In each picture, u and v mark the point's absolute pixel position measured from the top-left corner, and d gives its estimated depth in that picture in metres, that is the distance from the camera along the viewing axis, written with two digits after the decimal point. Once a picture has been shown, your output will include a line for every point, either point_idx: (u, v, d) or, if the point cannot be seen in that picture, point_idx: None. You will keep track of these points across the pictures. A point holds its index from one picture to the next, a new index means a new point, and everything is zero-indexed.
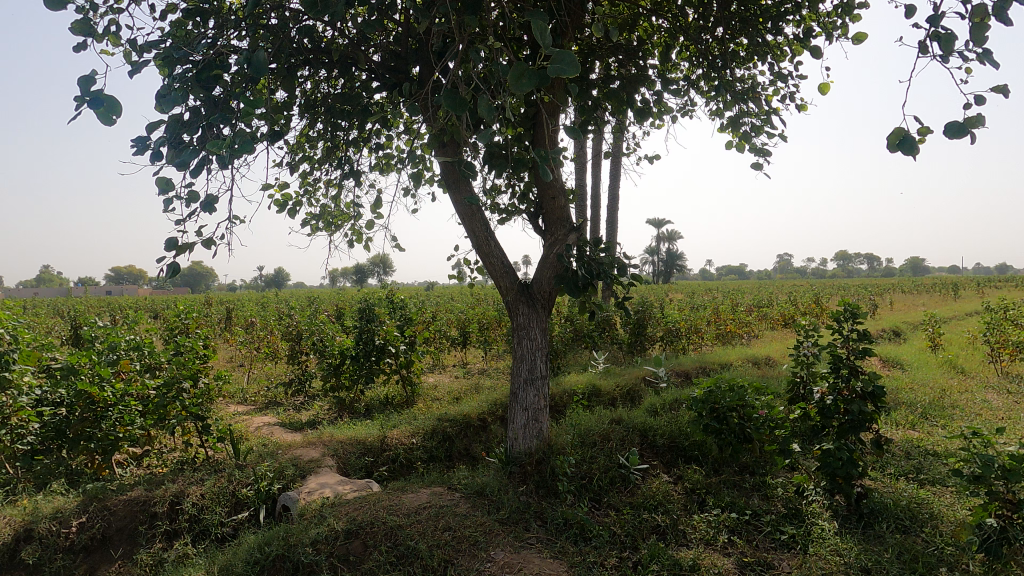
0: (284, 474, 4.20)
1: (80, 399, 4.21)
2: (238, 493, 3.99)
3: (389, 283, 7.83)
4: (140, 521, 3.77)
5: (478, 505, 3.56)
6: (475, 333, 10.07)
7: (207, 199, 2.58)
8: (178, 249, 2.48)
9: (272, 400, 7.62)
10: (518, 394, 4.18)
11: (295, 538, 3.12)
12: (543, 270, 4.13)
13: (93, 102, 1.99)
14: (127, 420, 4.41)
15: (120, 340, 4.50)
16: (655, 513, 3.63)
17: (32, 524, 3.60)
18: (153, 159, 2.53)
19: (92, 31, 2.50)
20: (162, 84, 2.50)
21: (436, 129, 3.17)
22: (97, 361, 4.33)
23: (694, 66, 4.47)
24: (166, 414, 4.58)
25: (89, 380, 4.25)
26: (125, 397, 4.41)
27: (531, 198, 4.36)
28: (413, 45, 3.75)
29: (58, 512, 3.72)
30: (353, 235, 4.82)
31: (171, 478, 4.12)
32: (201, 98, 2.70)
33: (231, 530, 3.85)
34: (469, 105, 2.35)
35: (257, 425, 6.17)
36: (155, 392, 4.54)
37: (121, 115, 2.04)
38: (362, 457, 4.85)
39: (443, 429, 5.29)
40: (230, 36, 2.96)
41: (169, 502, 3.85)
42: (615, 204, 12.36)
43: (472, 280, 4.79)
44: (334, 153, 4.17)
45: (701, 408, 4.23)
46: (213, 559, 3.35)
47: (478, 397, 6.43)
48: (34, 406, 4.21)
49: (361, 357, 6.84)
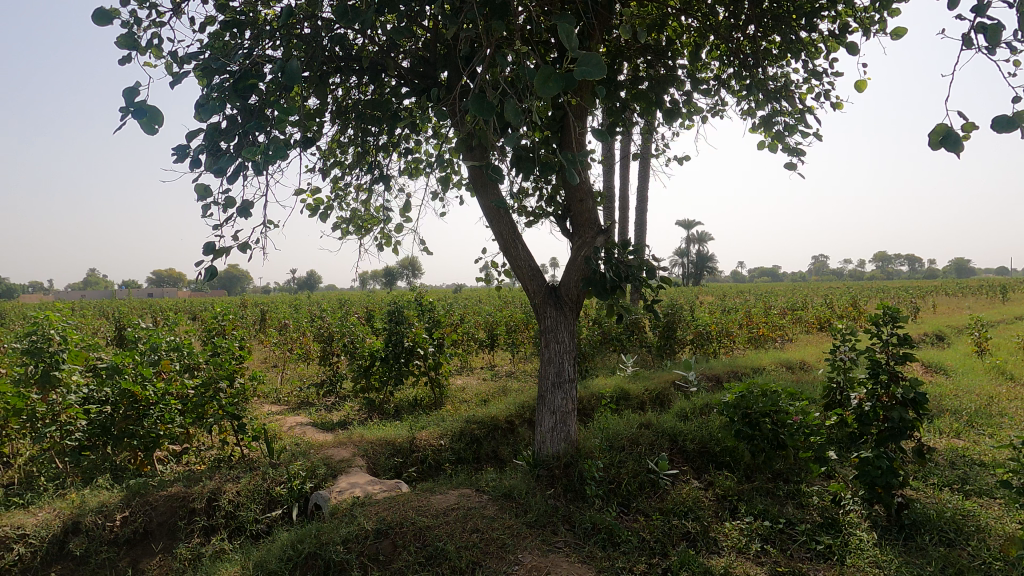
0: (316, 473, 4.27)
1: (124, 398, 4.38)
2: (272, 491, 4.09)
3: (418, 285, 7.91)
4: (180, 516, 3.88)
5: (506, 508, 3.57)
6: (504, 335, 10.13)
7: (243, 204, 2.66)
8: (216, 254, 2.57)
9: (305, 400, 7.81)
10: (545, 397, 4.16)
11: (326, 536, 3.16)
12: (571, 273, 4.11)
13: (137, 112, 2.07)
14: (168, 418, 4.52)
15: (160, 341, 4.65)
16: (685, 520, 3.57)
17: (78, 518, 3.73)
18: (192, 166, 2.62)
19: (137, 44, 2.62)
20: (201, 93, 2.59)
21: (465, 133, 3.19)
22: (140, 361, 4.50)
23: (725, 66, 4.38)
24: (204, 413, 4.71)
25: (133, 379, 4.42)
26: (166, 396, 4.53)
27: (559, 201, 4.35)
28: (442, 50, 3.79)
29: (103, 505, 3.85)
30: (383, 238, 4.89)
31: (209, 475, 4.25)
32: (238, 106, 2.78)
33: (266, 527, 3.93)
34: (497, 109, 2.35)
35: (290, 425, 6.30)
36: (194, 392, 4.67)
37: (162, 124, 2.12)
38: (391, 457, 4.90)
39: (471, 431, 5.32)
40: (266, 45, 3.06)
41: (206, 498, 3.95)
42: (644, 206, 12.22)
43: (499, 282, 4.83)
44: (365, 158, 4.24)
45: (733, 413, 4.14)
46: (248, 555, 3.42)
47: (506, 399, 6.42)
48: (80, 404, 4.36)
49: (391, 359, 6.91)
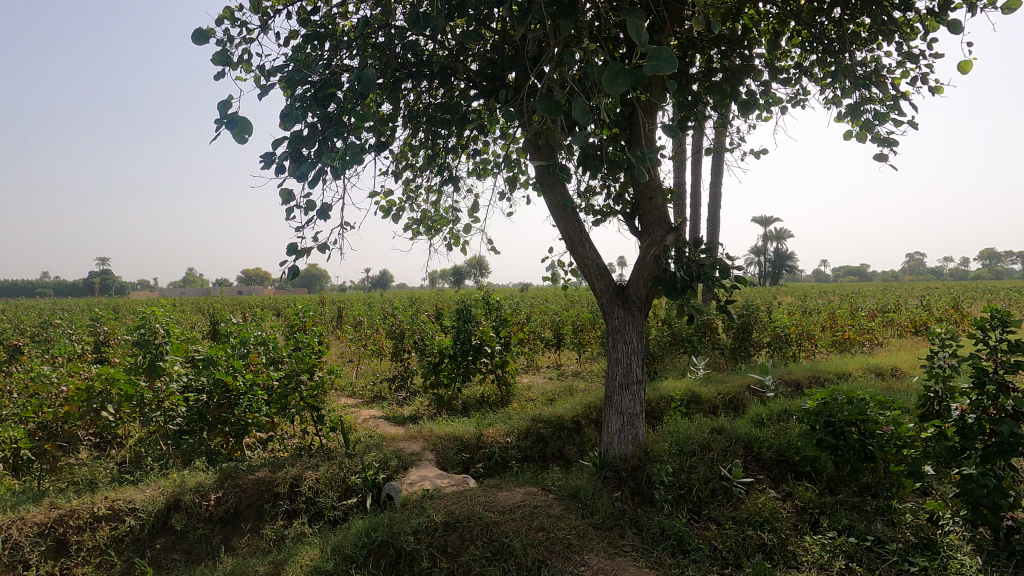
0: (388, 465, 4.43)
1: (217, 387, 4.75)
2: (348, 480, 4.29)
3: (485, 284, 8.04)
4: (266, 499, 4.15)
5: (572, 508, 3.55)
6: (570, 335, 10.09)
7: (323, 207, 2.82)
8: (298, 254, 2.72)
9: (378, 394, 8.13)
10: (613, 398, 4.11)
11: (398, 526, 3.27)
12: (639, 272, 4.03)
13: (230, 123, 2.24)
14: (256, 408, 4.85)
15: (249, 336, 5.07)
16: (761, 531, 3.41)
17: (178, 496, 4.04)
18: (277, 172, 2.80)
19: (229, 61, 2.83)
20: (286, 104, 2.76)
21: (533, 133, 3.20)
22: (231, 353, 4.91)
23: (807, 53, 4.13)
24: (287, 404, 5.01)
25: (225, 370, 4.79)
26: (254, 387, 4.87)
27: (627, 198, 4.27)
28: (510, 51, 3.82)
29: (200, 485, 4.16)
30: (451, 239, 5.01)
31: (291, 462, 4.52)
32: (318, 115, 2.94)
33: (342, 514, 4.13)
34: (564, 109, 2.35)
35: (365, 418, 6.59)
36: (278, 383, 4.99)
37: (251, 134, 2.28)
38: (459, 453, 5.00)
39: (537, 430, 5.34)
40: (344, 55, 3.21)
41: (289, 483, 4.21)
42: (718, 203, 11.76)
43: (566, 281, 4.82)
44: (435, 160, 4.35)
45: (814, 421, 3.90)
46: (326, 539, 3.61)
47: (572, 398, 6.40)
48: (181, 392, 4.79)
49: (459, 356, 7.05)
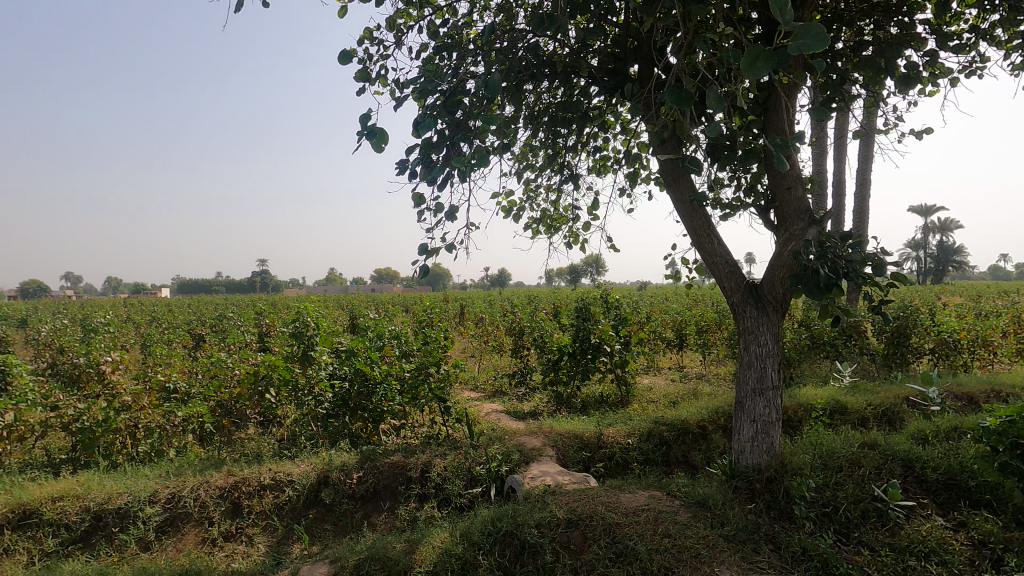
0: (511, 458, 4.56)
1: (358, 376, 5.24)
2: (473, 470, 4.48)
3: (604, 283, 7.94)
4: (400, 482, 4.46)
5: (699, 517, 3.39)
6: (694, 335, 9.63)
7: (450, 209, 2.97)
8: (429, 254, 2.92)
9: (498, 389, 8.37)
10: (744, 404, 3.85)
11: (522, 518, 3.35)
12: (775, 270, 3.73)
13: (369, 134, 2.44)
14: (390, 396, 5.24)
15: (384, 330, 5.54)
16: (925, 562, 2.99)
17: (327, 472, 4.45)
18: (410, 178, 3.00)
19: (369, 77, 3.09)
20: (418, 113, 2.94)
21: (659, 126, 3.10)
22: (369, 346, 5.40)
23: (986, 13, 3.55)
24: (417, 394, 5.35)
25: (364, 361, 5.25)
26: (388, 376, 5.30)
27: (761, 190, 3.98)
28: (633, 44, 3.74)
29: (344, 465, 4.56)
30: (570, 237, 5.01)
31: (422, 450, 4.82)
32: (447, 122, 3.10)
33: (468, 501, 4.33)
34: (695, 98, 2.26)
35: (487, 411, 6.83)
36: (410, 374, 5.36)
37: (387, 143, 2.43)
38: (580, 451, 5.00)
39: (660, 433, 5.17)
40: (470, 63, 3.36)
41: (420, 469, 4.49)
42: (867, 192, 10.52)
43: (691, 279, 4.61)
44: (555, 160, 4.38)
45: (996, 442, 3.35)
46: (454, 524, 3.79)
47: (698, 402, 6.11)
48: (328, 379, 5.30)
49: (578, 354, 7.02)
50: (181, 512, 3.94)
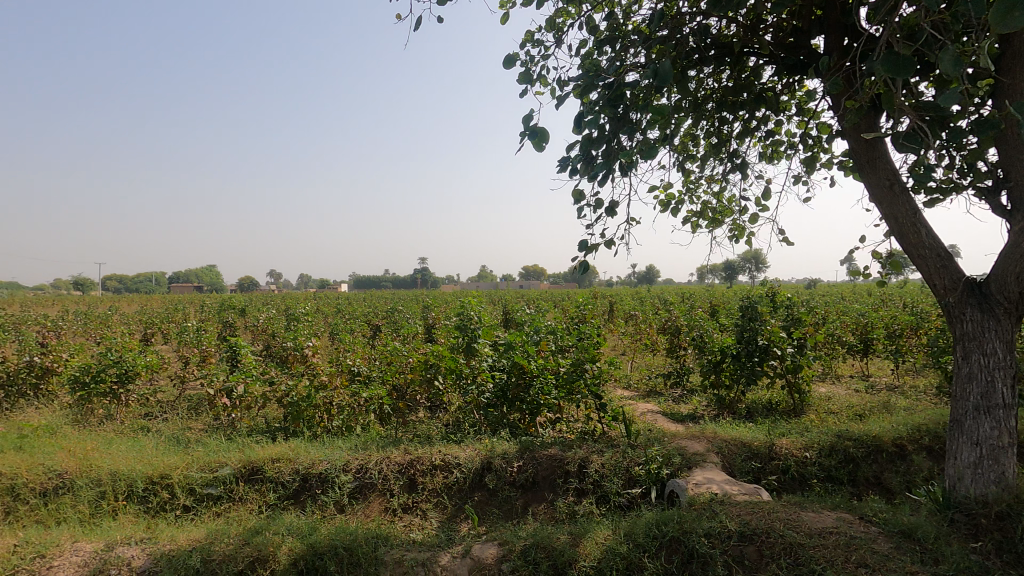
0: (672, 461, 4.39)
1: (515, 369, 5.42)
2: (631, 470, 4.40)
3: (773, 279, 7.27)
4: (558, 475, 4.52)
5: (904, 549, 2.94)
6: (883, 340, 8.41)
7: (611, 205, 2.96)
8: (588, 250, 2.95)
9: (653, 389, 8.12)
10: (963, 423, 3.26)
11: (689, 525, 3.20)
12: (1009, 264, 3.08)
13: (530, 134, 2.60)
14: (546, 390, 5.38)
15: (541, 325, 5.65)
16: None
17: (490, 459, 4.66)
18: (571, 175, 3.03)
19: (532, 78, 3.18)
20: (580, 110, 2.96)
21: (856, 103, 2.74)
22: (526, 340, 5.52)
23: None
24: (573, 389, 5.38)
25: (522, 355, 5.42)
26: (544, 370, 5.42)
27: (987, 169, 3.32)
28: (819, 12, 3.35)
29: (505, 453, 4.74)
30: (736, 230, 4.67)
31: (579, 445, 4.84)
32: (609, 116, 3.07)
33: (627, 501, 4.26)
34: (915, 65, 1.98)
35: (643, 411, 6.66)
36: (566, 369, 5.41)
37: (546, 142, 2.58)
38: (749, 460, 4.64)
39: (846, 448, 4.59)
40: (632, 54, 3.28)
41: (578, 463, 4.52)
42: None
43: (887, 275, 4.02)
44: (721, 148, 4.11)
45: None
46: (615, 522, 3.76)
47: (893, 417, 5.31)
48: (489, 370, 5.58)
49: (743, 357, 6.50)
50: (368, 481, 4.43)
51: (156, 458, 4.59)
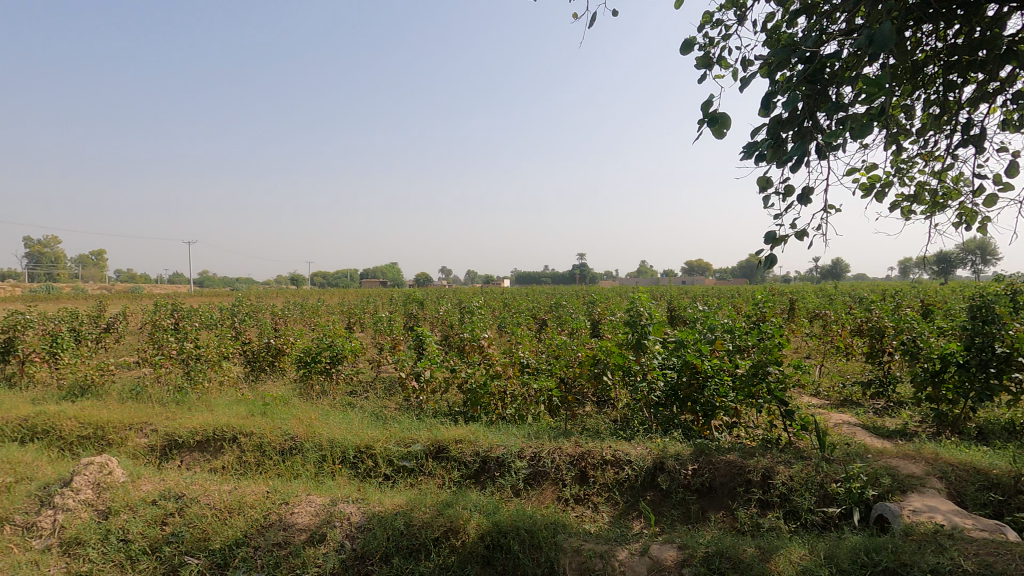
0: (880, 482, 3.85)
1: (687, 367, 5.16)
2: (827, 487, 3.96)
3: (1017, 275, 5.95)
4: (739, 483, 4.23)
5: None
6: None
7: (805, 192, 2.68)
8: (775, 243, 2.71)
9: (848, 399, 7.19)
10: None
11: (909, 558, 2.79)
12: None
13: (711, 122, 2.51)
14: (722, 392, 5.03)
15: (716, 323, 5.32)
16: None
17: (662, 458, 4.50)
18: (757, 162, 2.81)
19: (712, 62, 3.01)
20: (769, 91, 2.72)
21: None
22: (699, 338, 5.29)
23: None
24: (753, 393, 4.91)
25: (694, 354, 5.16)
26: (720, 371, 5.07)
27: None
28: None
29: (679, 455, 4.54)
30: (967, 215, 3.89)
31: (762, 454, 4.47)
32: (804, 94, 2.76)
33: (822, 521, 3.86)
34: None
35: (837, 423, 5.94)
36: (745, 371, 4.95)
37: (728, 127, 2.47)
38: (986, 491, 3.86)
39: None
40: (835, 21, 2.91)
41: (762, 473, 4.19)
42: None
43: None
44: (950, 118, 3.45)
45: None
46: (811, 542, 3.41)
47: None
48: (659, 367, 5.42)
49: (973, 367, 5.41)
50: (541, 469, 4.61)
51: (362, 431, 5.29)
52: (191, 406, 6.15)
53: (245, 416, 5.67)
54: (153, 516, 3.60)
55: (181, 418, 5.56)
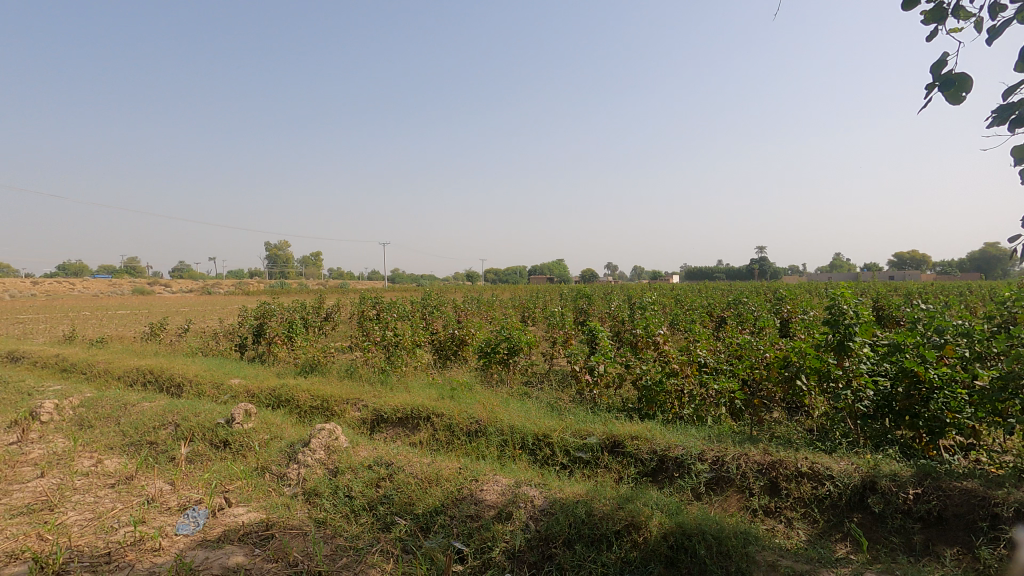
0: None
1: (906, 376, 4.38)
2: None
3: None
4: (981, 516, 3.49)
5: None
6: None
7: None
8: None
9: None
10: None
11: None
12: None
13: (945, 84, 2.12)
14: (956, 407, 4.19)
15: (947, 324, 4.43)
16: None
17: (874, 477, 3.94)
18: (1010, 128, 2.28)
19: (945, 14, 2.51)
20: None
21: None
22: (922, 342, 4.47)
23: None
24: (1001, 412, 4.04)
25: (915, 359, 4.37)
26: (952, 383, 4.23)
27: None
28: None
29: (896, 475, 3.92)
30: None
31: (1014, 485, 3.64)
32: None
33: None
34: None
35: None
36: (987, 384, 4.13)
37: (970, 89, 2.06)
38: None
39: None
40: None
41: (1016, 508, 3.39)
42: None
43: None
44: None
45: None
46: None
47: None
48: (868, 374, 4.73)
49: None
50: (725, 475, 4.34)
51: (540, 420, 5.52)
52: (393, 386, 7.01)
53: (436, 398, 6.29)
54: (370, 479, 4.20)
55: (386, 396, 6.36)
